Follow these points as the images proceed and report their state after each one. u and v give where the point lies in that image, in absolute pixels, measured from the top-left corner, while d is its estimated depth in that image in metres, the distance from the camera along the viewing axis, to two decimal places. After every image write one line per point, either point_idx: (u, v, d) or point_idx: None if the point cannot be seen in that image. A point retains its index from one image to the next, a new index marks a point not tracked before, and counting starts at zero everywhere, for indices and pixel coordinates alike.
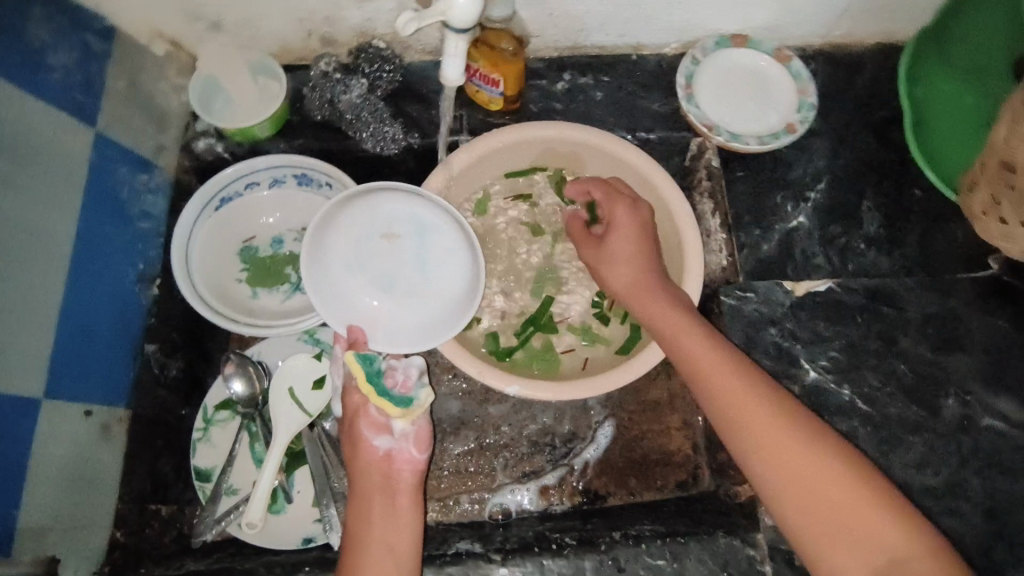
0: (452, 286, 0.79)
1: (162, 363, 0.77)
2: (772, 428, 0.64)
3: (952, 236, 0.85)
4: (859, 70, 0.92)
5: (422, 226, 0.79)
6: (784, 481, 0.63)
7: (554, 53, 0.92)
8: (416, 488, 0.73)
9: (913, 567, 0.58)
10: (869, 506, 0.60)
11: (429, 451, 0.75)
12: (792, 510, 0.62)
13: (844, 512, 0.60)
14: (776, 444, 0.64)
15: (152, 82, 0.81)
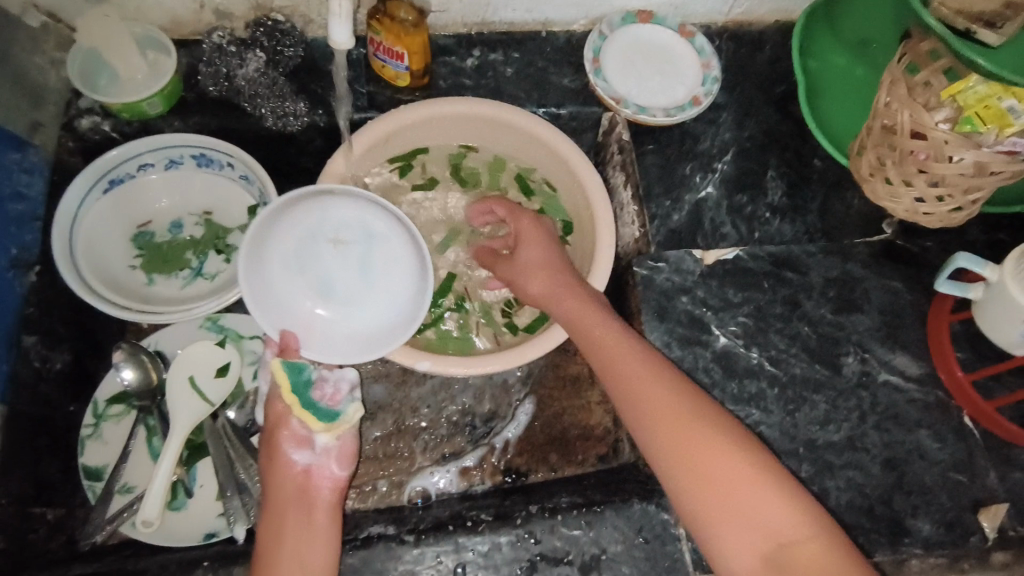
0: (400, 301, 0.74)
1: (43, 356, 0.72)
2: (683, 426, 0.64)
3: (851, 203, 0.87)
4: (760, 47, 0.95)
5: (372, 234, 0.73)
6: (700, 482, 0.62)
7: (463, 29, 0.93)
8: (336, 504, 0.71)
9: (800, 552, 0.57)
10: (764, 493, 0.60)
11: (352, 466, 0.72)
12: (686, 491, 0.62)
13: (737, 496, 0.60)
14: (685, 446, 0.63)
15: (26, 54, 0.76)
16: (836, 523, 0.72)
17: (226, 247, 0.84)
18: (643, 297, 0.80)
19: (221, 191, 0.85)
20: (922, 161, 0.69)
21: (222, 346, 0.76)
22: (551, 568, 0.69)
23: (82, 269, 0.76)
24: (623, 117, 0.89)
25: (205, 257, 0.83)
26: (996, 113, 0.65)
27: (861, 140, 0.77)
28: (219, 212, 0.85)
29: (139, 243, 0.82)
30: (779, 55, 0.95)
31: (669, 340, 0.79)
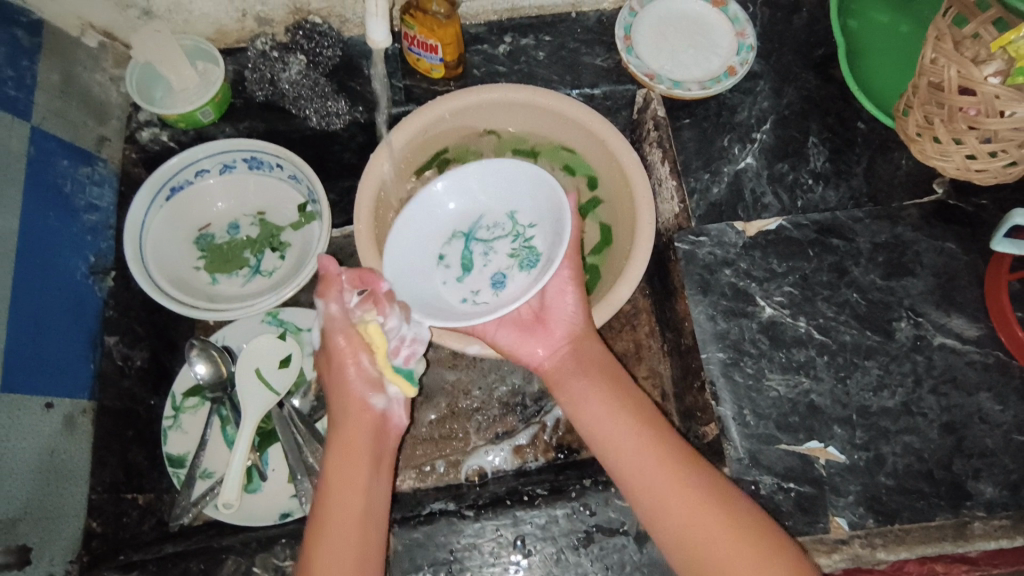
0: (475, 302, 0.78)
1: (125, 355, 0.78)
2: (634, 458, 0.68)
3: (898, 165, 0.85)
4: (797, 10, 0.93)
5: (512, 240, 0.82)
6: (664, 521, 0.65)
7: (494, 16, 0.94)
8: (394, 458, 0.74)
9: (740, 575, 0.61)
10: (715, 518, 0.64)
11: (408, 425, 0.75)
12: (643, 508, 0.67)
13: (688, 522, 0.64)
14: (651, 482, 0.67)
15: (88, 74, 0.81)
16: (892, 488, 0.72)
17: (280, 244, 0.88)
18: (685, 271, 0.81)
19: (272, 191, 0.90)
20: (973, 117, 0.66)
21: (283, 339, 0.81)
22: (608, 539, 0.71)
23: (153, 271, 0.81)
24: (658, 93, 0.88)
25: (261, 255, 0.88)
26: None
27: (907, 100, 0.75)
28: (272, 211, 0.89)
29: (201, 244, 0.88)
30: (817, 17, 0.93)
31: (714, 313, 0.79)
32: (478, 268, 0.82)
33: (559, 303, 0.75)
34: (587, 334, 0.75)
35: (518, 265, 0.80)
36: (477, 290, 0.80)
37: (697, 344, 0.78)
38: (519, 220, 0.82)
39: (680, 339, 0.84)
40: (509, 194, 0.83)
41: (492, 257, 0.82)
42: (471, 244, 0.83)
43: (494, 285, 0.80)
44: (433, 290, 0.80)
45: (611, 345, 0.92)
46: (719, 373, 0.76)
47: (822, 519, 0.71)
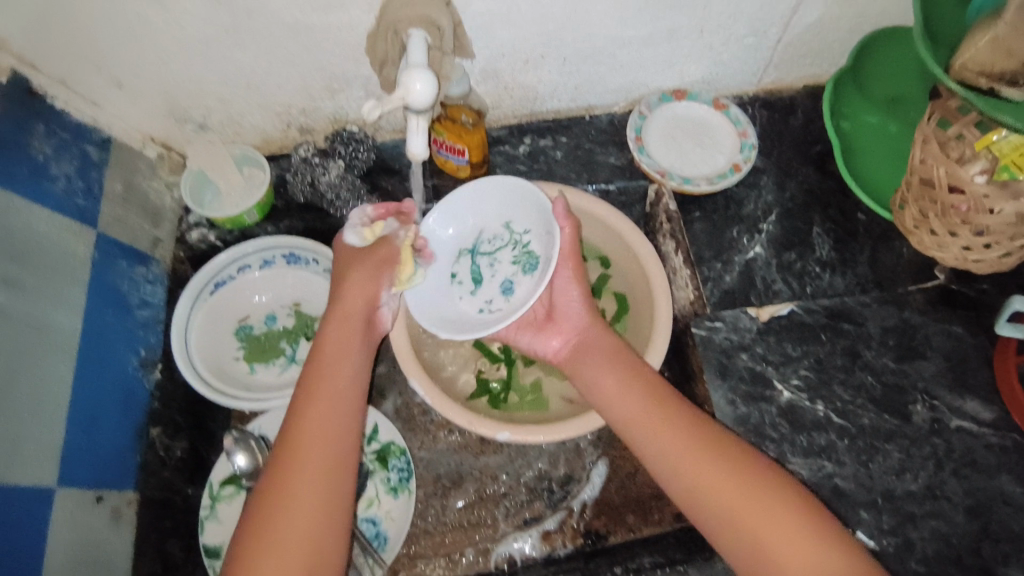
0: (490, 313, 0.82)
1: (166, 446, 0.81)
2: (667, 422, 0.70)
3: (899, 253, 0.90)
4: (792, 111, 1.01)
5: (516, 248, 0.85)
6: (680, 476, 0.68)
7: (514, 120, 1.02)
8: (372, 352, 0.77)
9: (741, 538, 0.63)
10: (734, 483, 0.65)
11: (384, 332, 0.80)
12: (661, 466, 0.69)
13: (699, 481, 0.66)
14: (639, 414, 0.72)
15: (147, 182, 0.89)
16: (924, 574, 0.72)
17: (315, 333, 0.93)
18: (703, 356, 0.84)
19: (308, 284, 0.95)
20: (964, 213, 0.72)
21: None
22: None
23: (197, 364, 0.85)
24: (669, 189, 0.95)
25: (297, 345, 0.92)
26: None
27: (901, 195, 0.81)
28: (307, 302, 0.94)
29: (240, 335, 0.92)
30: (812, 117, 1.01)
31: (733, 397, 0.82)
32: (488, 279, 0.85)
33: (566, 302, 0.81)
34: (591, 324, 0.80)
35: (522, 270, 0.83)
36: (490, 299, 0.84)
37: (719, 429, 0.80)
38: (514, 228, 0.85)
39: None
40: (502, 207, 0.86)
41: (499, 266, 0.85)
42: (477, 258, 0.86)
43: (505, 291, 0.83)
44: (453, 308, 0.84)
45: None
46: None
47: None
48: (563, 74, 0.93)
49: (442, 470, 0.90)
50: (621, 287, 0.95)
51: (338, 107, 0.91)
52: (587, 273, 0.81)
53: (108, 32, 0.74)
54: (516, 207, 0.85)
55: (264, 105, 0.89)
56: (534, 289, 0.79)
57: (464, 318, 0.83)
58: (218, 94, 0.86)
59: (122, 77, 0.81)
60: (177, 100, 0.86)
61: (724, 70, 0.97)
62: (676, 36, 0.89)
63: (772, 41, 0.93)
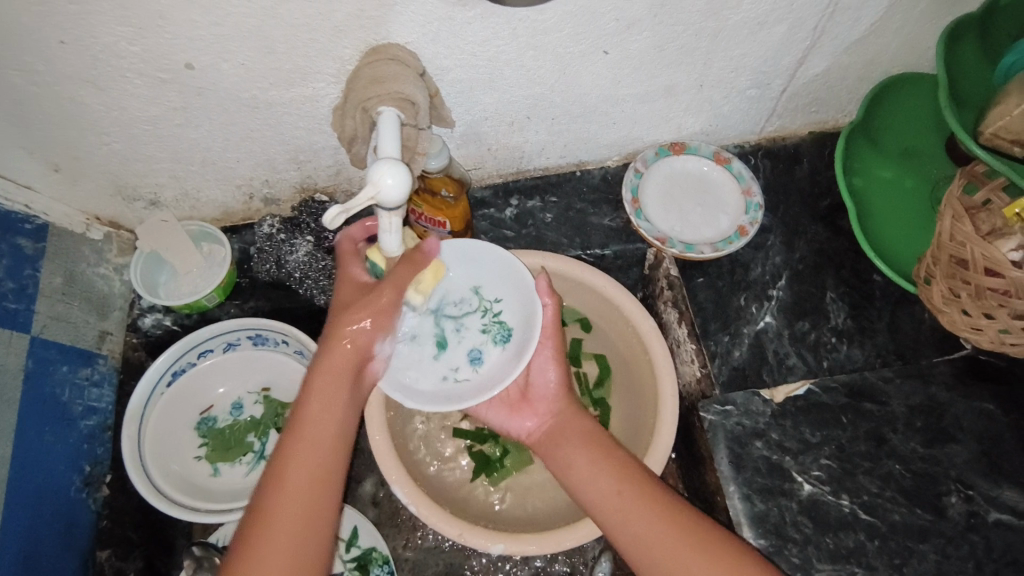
0: (462, 386, 0.72)
1: (117, 570, 0.73)
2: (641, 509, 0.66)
3: (920, 319, 0.83)
4: (798, 162, 0.94)
5: (485, 312, 0.76)
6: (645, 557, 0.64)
7: (498, 179, 0.93)
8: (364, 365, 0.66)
9: None
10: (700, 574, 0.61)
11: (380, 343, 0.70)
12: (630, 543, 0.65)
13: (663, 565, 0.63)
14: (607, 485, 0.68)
15: (91, 268, 0.80)
16: None
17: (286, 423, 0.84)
18: (714, 445, 0.77)
19: (278, 367, 0.86)
20: (1002, 295, 0.64)
21: None
22: None
23: (151, 471, 0.77)
24: (670, 255, 0.87)
25: (266, 438, 0.83)
26: None
27: (925, 266, 0.73)
28: (277, 387, 0.86)
29: (203, 428, 0.83)
30: (819, 167, 0.94)
31: (749, 492, 0.74)
32: (453, 344, 0.74)
33: (542, 379, 0.75)
34: (567, 406, 0.74)
35: (494, 341, 0.74)
36: (455, 368, 0.73)
37: (734, 529, 0.73)
38: (485, 293, 0.76)
39: (714, 514, 0.79)
40: (471, 268, 0.77)
41: (466, 333, 0.75)
42: (440, 320, 0.75)
43: (474, 362, 0.73)
44: (416, 378, 0.72)
45: None
46: None
47: None
48: (551, 133, 0.85)
49: (431, 574, 0.81)
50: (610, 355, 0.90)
51: (305, 176, 0.82)
52: (567, 355, 0.75)
53: (39, 115, 0.66)
54: (486, 273, 0.77)
55: (222, 178, 0.80)
56: (514, 364, 0.71)
57: (426, 388, 0.71)
58: (171, 171, 0.77)
59: (59, 160, 0.72)
60: (124, 179, 0.77)
61: (725, 122, 0.90)
62: (674, 91, 0.82)
63: (777, 92, 0.86)
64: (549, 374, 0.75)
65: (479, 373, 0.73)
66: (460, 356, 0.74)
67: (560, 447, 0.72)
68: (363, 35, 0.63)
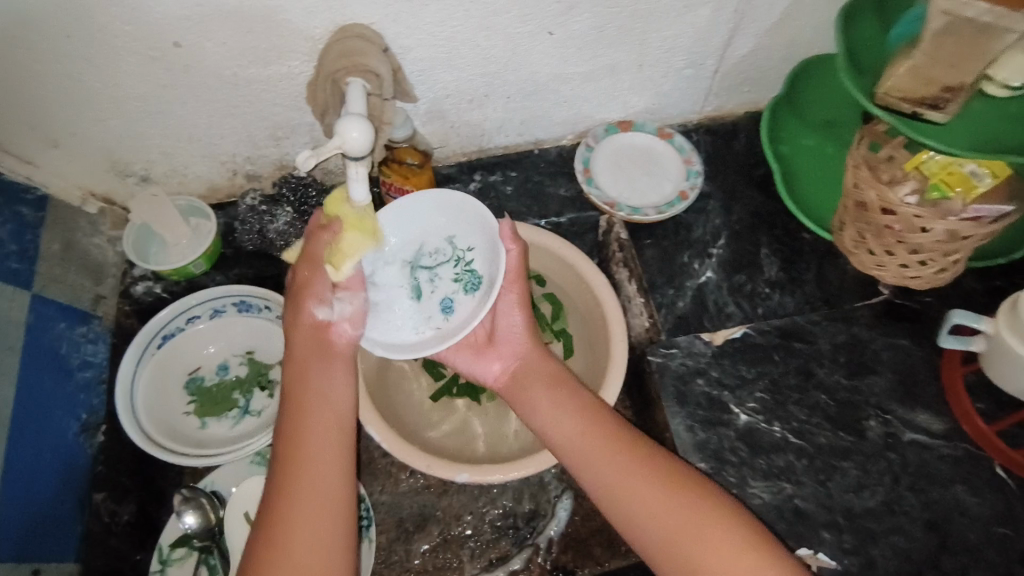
0: (433, 332, 0.79)
1: (111, 511, 0.79)
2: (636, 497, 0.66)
3: (844, 269, 0.92)
4: (735, 136, 1.04)
5: (457, 263, 0.83)
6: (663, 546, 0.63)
7: (463, 157, 1.02)
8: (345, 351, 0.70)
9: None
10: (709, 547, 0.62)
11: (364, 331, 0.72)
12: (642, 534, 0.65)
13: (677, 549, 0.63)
14: (587, 437, 0.70)
15: (87, 239, 0.87)
16: None
17: (268, 381, 0.90)
18: (660, 384, 0.84)
19: (261, 332, 0.93)
20: (899, 232, 0.74)
21: None
22: None
23: (143, 422, 0.83)
24: (619, 219, 0.96)
25: (250, 395, 0.89)
26: (961, 179, 0.74)
27: (839, 217, 0.83)
28: (261, 350, 0.92)
29: (191, 388, 0.89)
30: (754, 141, 1.03)
31: (692, 423, 0.81)
32: (427, 294, 0.82)
33: (507, 323, 0.78)
34: (530, 346, 0.78)
35: (464, 290, 0.81)
36: (429, 316, 0.81)
37: (679, 456, 0.80)
38: (459, 244, 0.83)
39: (663, 449, 0.86)
40: (447, 221, 0.84)
41: (440, 282, 0.82)
42: (417, 272, 0.83)
43: (445, 309, 0.80)
44: (396, 324, 0.80)
45: None
46: None
47: None
48: (508, 111, 0.94)
49: (406, 514, 0.88)
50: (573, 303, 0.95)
51: (284, 153, 0.90)
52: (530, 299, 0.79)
53: (40, 92, 0.74)
54: (458, 223, 0.83)
55: (208, 155, 0.88)
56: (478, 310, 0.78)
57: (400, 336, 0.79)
58: (160, 148, 0.85)
59: (58, 136, 0.79)
60: (117, 155, 0.84)
61: (666, 101, 1.00)
62: (617, 70, 0.91)
63: (710, 72, 0.95)
64: (516, 317, 0.78)
65: (450, 320, 0.80)
66: (433, 304, 0.81)
67: (530, 393, 0.75)
68: (331, 15, 0.71)
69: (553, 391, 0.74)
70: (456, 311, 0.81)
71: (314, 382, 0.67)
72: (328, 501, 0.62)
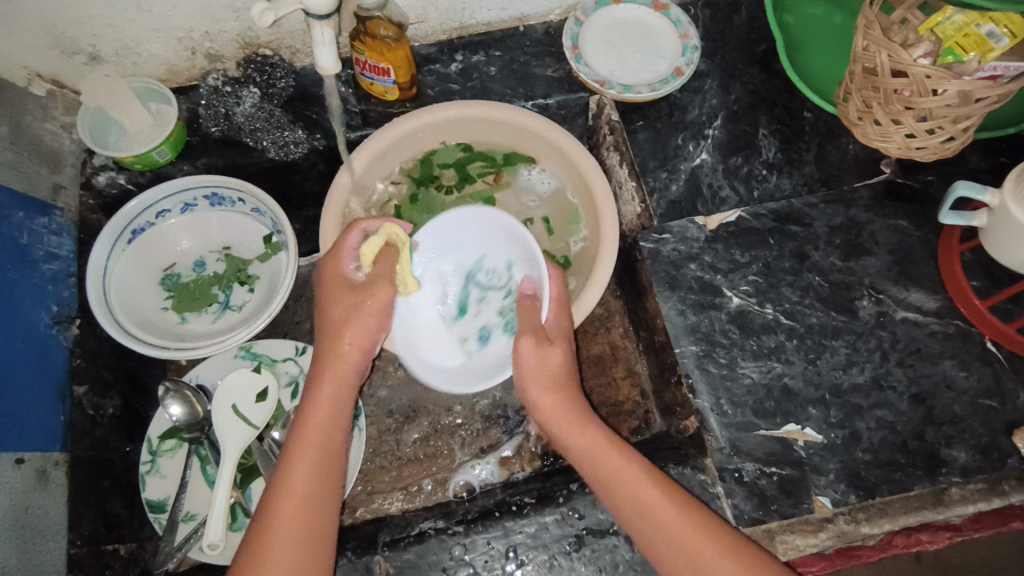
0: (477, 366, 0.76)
1: (96, 404, 0.76)
2: (656, 507, 0.63)
3: (845, 150, 0.88)
4: (736, 9, 0.96)
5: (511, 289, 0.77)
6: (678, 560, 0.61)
7: (443, 36, 0.95)
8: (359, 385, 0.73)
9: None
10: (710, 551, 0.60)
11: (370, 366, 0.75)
12: (653, 544, 0.62)
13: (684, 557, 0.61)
14: (620, 468, 0.66)
15: (38, 123, 0.81)
16: (871, 462, 0.72)
17: (248, 277, 0.87)
18: (651, 269, 0.82)
19: (237, 226, 0.88)
20: (908, 98, 0.70)
21: (260, 372, 0.79)
22: (598, 541, 0.69)
23: (119, 317, 0.79)
24: (610, 98, 0.91)
25: (230, 290, 0.87)
26: (976, 41, 0.67)
27: (846, 86, 0.79)
28: (238, 246, 0.88)
29: (168, 285, 0.86)
30: (756, 14, 0.96)
31: (683, 307, 0.80)
32: (471, 313, 0.79)
33: (529, 392, 0.71)
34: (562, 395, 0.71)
35: (503, 328, 0.77)
36: (464, 337, 0.78)
37: (670, 340, 0.79)
38: (515, 274, 0.77)
39: (653, 336, 0.84)
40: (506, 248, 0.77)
41: (487, 306, 0.79)
42: (469, 286, 0.79)
43: (481, 338, 0.78)
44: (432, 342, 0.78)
45: (587, 350, 0.91)
46: (694, 366, 0.77)
47: (806, 500, 0.71)
48: None
49: (394, 407, 0.86)
50: (507, 141, 0.91)
51: (245, 28, 0.83)
52: (551, 364, 0.71)
53: None
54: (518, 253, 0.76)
55: (162, 30, 0.81)
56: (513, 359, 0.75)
57: (439, 364, 0.76)
58: (106, 19, 0.77)
59: None
60: (60, 29, 0.77)
61: None
62: None
63: None
64: (558, 356, 0.71)
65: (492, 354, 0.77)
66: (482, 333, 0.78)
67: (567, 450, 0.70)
68: None
69: (579, 444, 0.69)
70: (491, 344, 0.78)
71: (331, 410, 0.69)
72: (315, 518, 0.63)
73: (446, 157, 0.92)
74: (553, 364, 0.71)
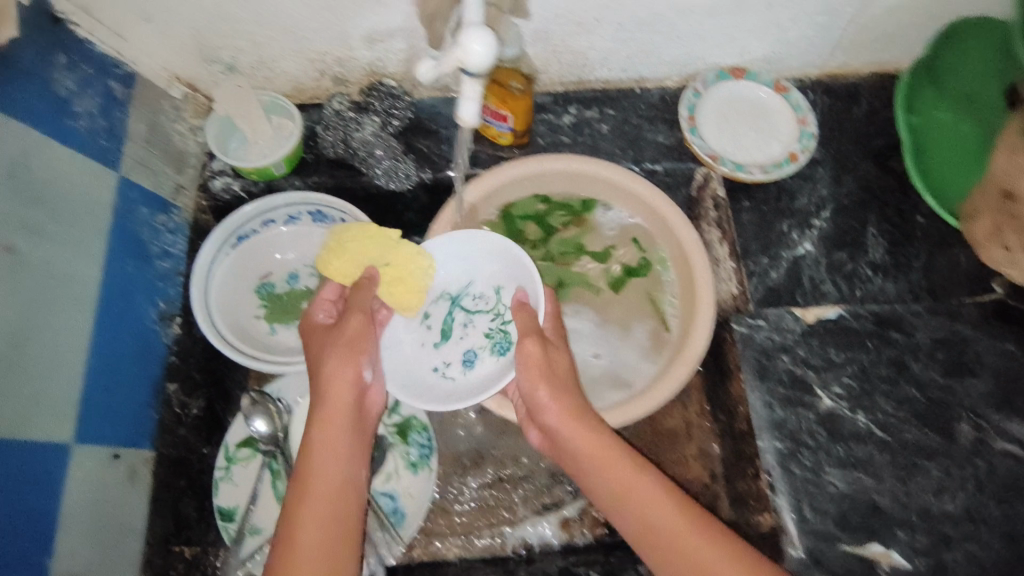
0: (467, 388, 0.75)
1: (182, 403, 0.79)
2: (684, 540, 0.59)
3: (954, 262, 0.86)
4: (856, 100, 0.95)
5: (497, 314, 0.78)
6: None
7: (560, 88, 0.96)
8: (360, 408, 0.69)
9: None
10: None
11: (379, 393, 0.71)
12: None
13: None
14: (644, 492, 0.63)
15: (170, 124, 0.84)
16: None
17: None
18: (742, 355, 0.80)
19: None
20: None
21: None
22: None
23: (216, 321, 0.81)
24: (719, 174, 0.90)
25: None
26: None
27: (975, 204, 0.77)
28: None
29: (262, 294, 0.88)
30: (876, 108, 0.95)
31: (771, 400, 0.78)
32: (455, 337, 0.78)
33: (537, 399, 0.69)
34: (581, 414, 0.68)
35: (491, 349, 0.77)
36: (448, 362, 0.77)
37: (754, 432, 0.77)
38: (504, 297, 0.78)
39: (733, 422, 0.83)
40: (497, 266, 0.78)
41: (472, 330, 0.78)
42: (456, 309, 0.79)
43: (465, 363, 0.77)
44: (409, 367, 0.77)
45: (661, 422, 0.90)
46: (776, 463, 0.75)
47: None
48: (616, 41, 0.87)
49: (462, 449, 0.86)
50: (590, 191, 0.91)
51: (375, 59, 0.85)
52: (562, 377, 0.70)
53: None
54: (502, 267, 0.77)
55: (299, 51, 0.83)
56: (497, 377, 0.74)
57: (415, 384, 0.75)
58: (251, 35, 0.80)
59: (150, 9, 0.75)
60: (206, 39, 0.80)
61: (787, 51, 0.91)
62: (743, 7, 0.82)
63: (844, 22, 0.86)
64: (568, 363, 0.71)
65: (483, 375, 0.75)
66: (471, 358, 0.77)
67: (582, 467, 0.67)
68: None
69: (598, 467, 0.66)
70: (475, 367, 0.77)
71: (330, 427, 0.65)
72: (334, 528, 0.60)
73: (532, 207, 0.92)
74: (561, 368, 0.70)
